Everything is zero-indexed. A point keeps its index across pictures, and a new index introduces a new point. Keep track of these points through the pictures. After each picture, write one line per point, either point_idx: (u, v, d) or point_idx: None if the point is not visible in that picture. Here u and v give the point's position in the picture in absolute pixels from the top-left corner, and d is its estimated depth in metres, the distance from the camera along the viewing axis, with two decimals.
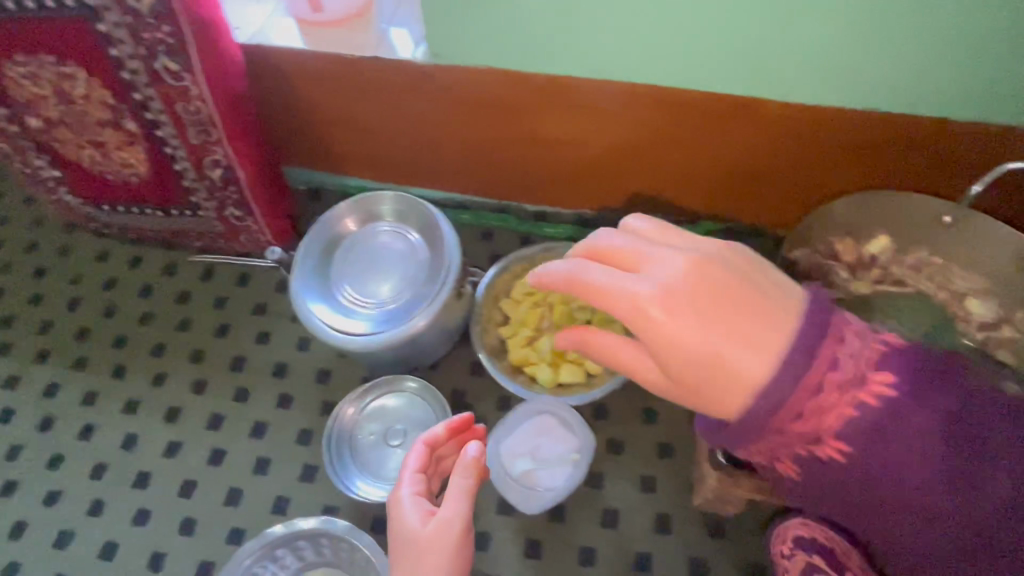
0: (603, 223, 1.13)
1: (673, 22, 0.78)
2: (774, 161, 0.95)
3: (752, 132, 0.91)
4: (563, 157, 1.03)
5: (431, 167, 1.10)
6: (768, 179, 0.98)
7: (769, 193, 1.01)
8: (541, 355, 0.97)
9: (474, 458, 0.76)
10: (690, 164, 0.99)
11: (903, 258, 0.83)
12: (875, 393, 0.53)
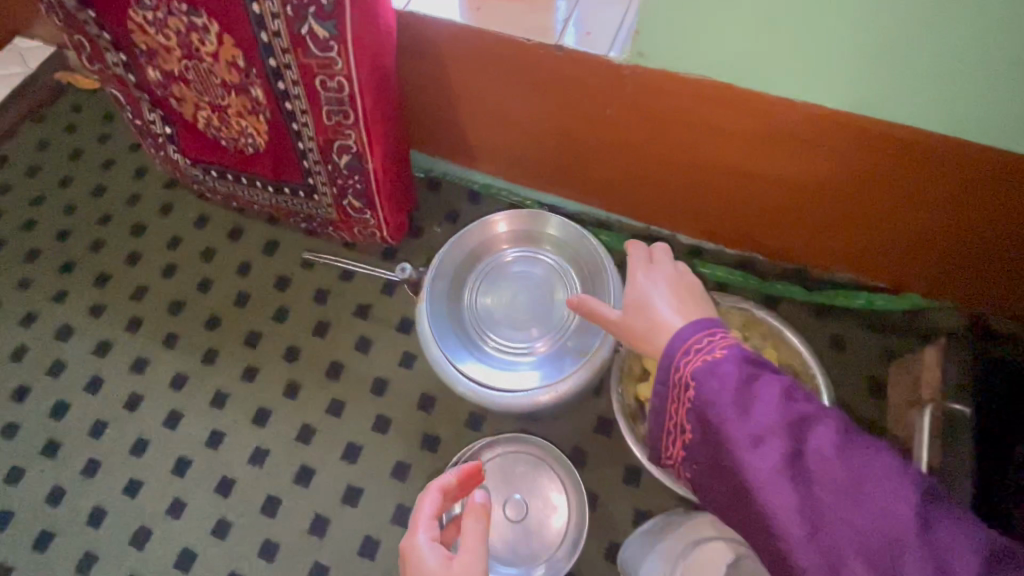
0: (773, 275, 0.94)
1: (999, 63, 0.55)
2: (998, 225, 0.71)
3: (998, 197, 0.67)
4: (752, 195, 0.82)
5: (570, 174, 0.93)
6: (988, 246, 0.75)
7: (991, 264, 0.77)
8: None
9: (483, 504, 0.63)
10: (923, 233, 0.77)
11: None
12: (720, 361, 0.51)
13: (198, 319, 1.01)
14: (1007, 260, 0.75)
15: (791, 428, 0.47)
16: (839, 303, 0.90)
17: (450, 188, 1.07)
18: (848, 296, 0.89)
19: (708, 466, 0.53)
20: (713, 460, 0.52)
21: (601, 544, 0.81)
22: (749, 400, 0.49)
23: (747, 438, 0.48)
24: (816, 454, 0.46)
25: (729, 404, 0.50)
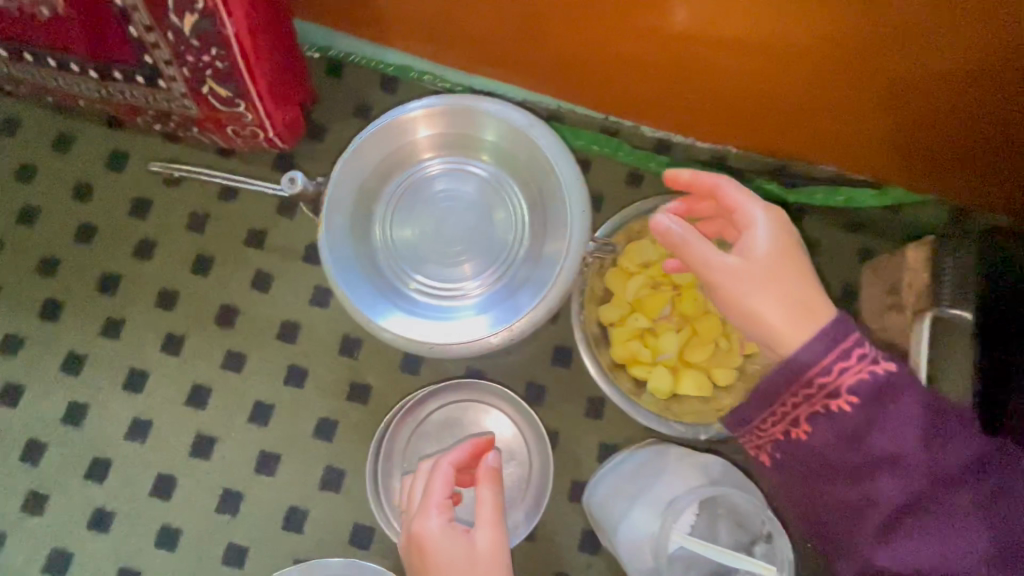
0: (747, 171, 0.81)
1: None
2: (920, 85, 0.60)
3: (897, 51, 0.57)
4: (800, 70, 0.63)
5: (493, 48, 0.74)
6: (911, 113, 0.64)
7: (926, 137, 0.67)
8: (658, 356, 0.71)
9: (495, 470, 0.55)
10: (869, 119, 0.67)
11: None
12: (883, 378, 0.43)
13: (27, 262, 0.76)
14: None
15: (960, 466, 0.43)
16: (816, 202, 0.81)
17: (356, 75, 0.83)
18: (829, 196, 0.79)
19: (798, 469, 0.48)
20: (808, 465, 0.47)
21: (564, 485, 0.72)
22: (887, 434, 0.43)
23: (876, 460, 0.44)
24: (961, 498, 0.43)
25: (855, 432, 0.44)
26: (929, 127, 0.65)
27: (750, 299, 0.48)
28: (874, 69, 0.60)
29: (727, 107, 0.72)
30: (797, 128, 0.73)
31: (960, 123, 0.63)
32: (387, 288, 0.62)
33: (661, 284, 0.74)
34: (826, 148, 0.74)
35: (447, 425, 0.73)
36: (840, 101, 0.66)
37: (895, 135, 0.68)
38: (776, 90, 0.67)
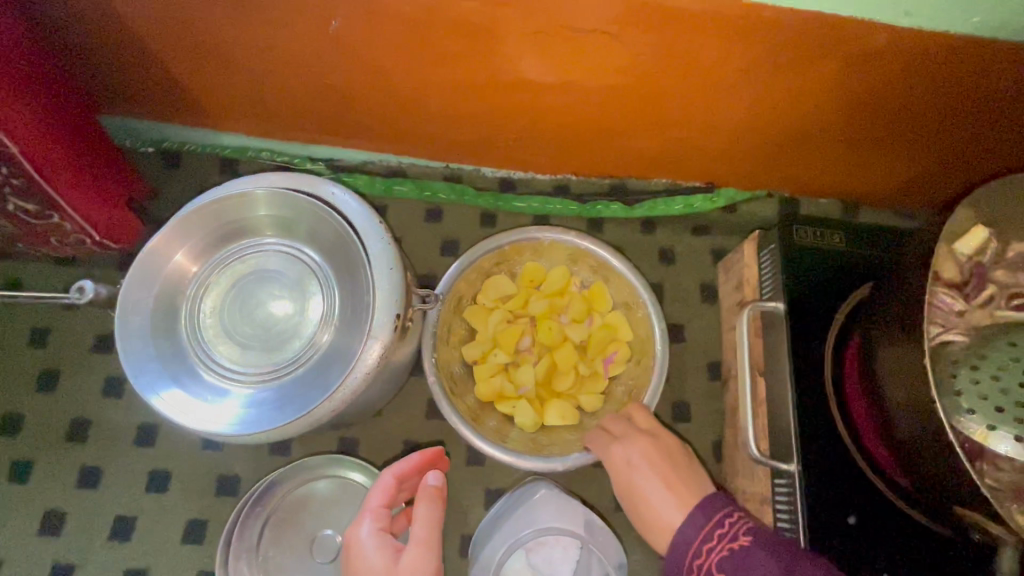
0: (591, 192, 0.85)
1: None
2: (702, 99, 0.65)
3: (670, 72, 0.62)
4: (611, 92, 0.66)
5: (317, 118, 0.75)
6: (707, 123, 0.69)
7: (728, 140, 0.72)
8: (522, 390, 0.72)
9: (437, 488, 0.53)
10: (675, 133, 0.72)
11: (1005, 255, 0.54)
12: (743, 550, 0.48)
13: None
14: (926, 122, 0.65)
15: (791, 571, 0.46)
16: (659, 213, 0.84)
17: (194, 162, 0.83)
18: (669, 205, 0.83)
19: None
20: None
21: (453, 542, 0.70)
22: None
23: None
24: None
25: None
26: (728, 132, 0.71)
27: (642, 494, 0.58)
28: (659, 88, 0.64)
29: (552, 140, 0.76)
30: (621, 149, 0.77)
31: (751, 125, 0.69)
32: (201, 390, 0.58)
33: (518, 317, 0.76)
34: (651, 162, 0.79)
35: (287, 519, 0.67)
36: (643, 120, 0.70)
37: (704, 142, 0.73)
38: (586, 119, 0.71)
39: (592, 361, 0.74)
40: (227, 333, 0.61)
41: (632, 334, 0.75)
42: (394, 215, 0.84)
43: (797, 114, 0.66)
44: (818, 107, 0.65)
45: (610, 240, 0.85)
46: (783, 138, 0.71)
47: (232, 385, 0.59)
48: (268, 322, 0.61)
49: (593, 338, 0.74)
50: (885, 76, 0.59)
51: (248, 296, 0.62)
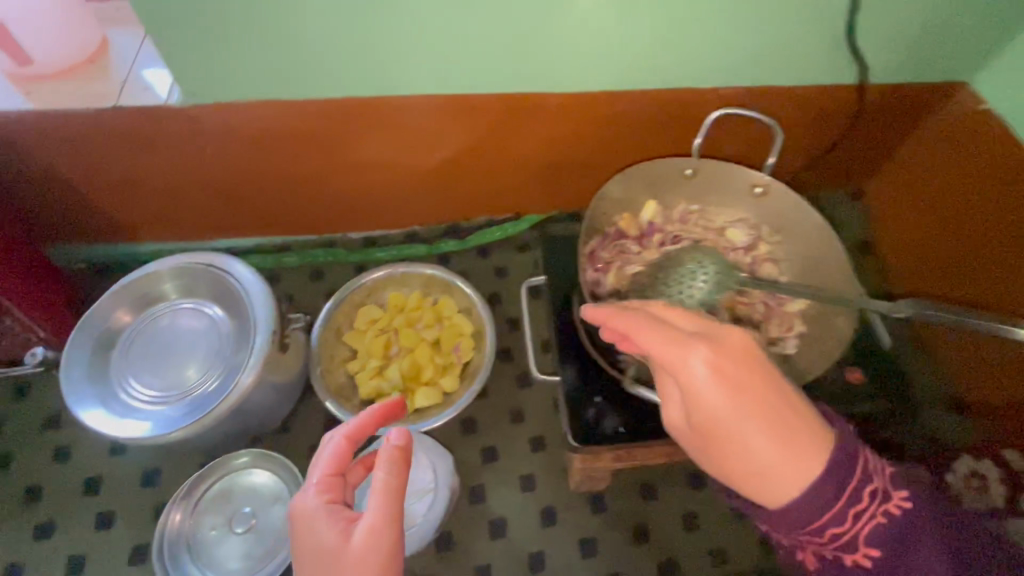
0: (434, 236, 1.13)
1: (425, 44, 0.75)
2: (480, 158, 0.97)
3: (450, 140, 0.93)
4: (415, 163, 0.97)
5: (217, 215, 1.02)
6: (493, 173, 1.01)
7: (515, 183, 1.03)
8: (392, 383, 0.94)
9: (398, 446, 0.54)
10: (476, 183, 1.03)
11: (669, 215, 0.85)
12: (899, 513, 0.46)
13: None
14: (627, 151, 0.98)
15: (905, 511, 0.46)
16: (486, 241, 1.12)
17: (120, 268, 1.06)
18: (490, 233, 1.11)
19: None
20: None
21: None
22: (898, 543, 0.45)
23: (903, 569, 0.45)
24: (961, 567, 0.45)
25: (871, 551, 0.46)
26: (508, 177, 1.02)
27: (744, 443, 0.45)
28: (448, 153, 0.96)
29: (394, 203, 1.05)
30: (445, 201, 1.07)
31: (523, 170, 1.00)
32: (123, 410, 0.76)
33: (386, 331, 0.99)
34: (472, 207, 1.09)
35: (224, 496, 0.84)
36: (450, 177, 1.01)
37: (499, 187, 1.04)
38: (412, 183, 1.01)
39: (445, 353, 0.98)
40: (148, 370, 0.81)
41: (473, 327, 0.99)
42: (286, 280, 1.09)
43: (547, 158, 0.97)
44: (554, 152, 0.96)
45: (457, 268, 1.12)
46: (548, 176, 1.02)
47: (142, 407, 0.77)
48: (180, 361, 0.83)
49: (444, 335, 0.98)
50: (583, 125, 0.92)
51: (168, 341, 0.84)
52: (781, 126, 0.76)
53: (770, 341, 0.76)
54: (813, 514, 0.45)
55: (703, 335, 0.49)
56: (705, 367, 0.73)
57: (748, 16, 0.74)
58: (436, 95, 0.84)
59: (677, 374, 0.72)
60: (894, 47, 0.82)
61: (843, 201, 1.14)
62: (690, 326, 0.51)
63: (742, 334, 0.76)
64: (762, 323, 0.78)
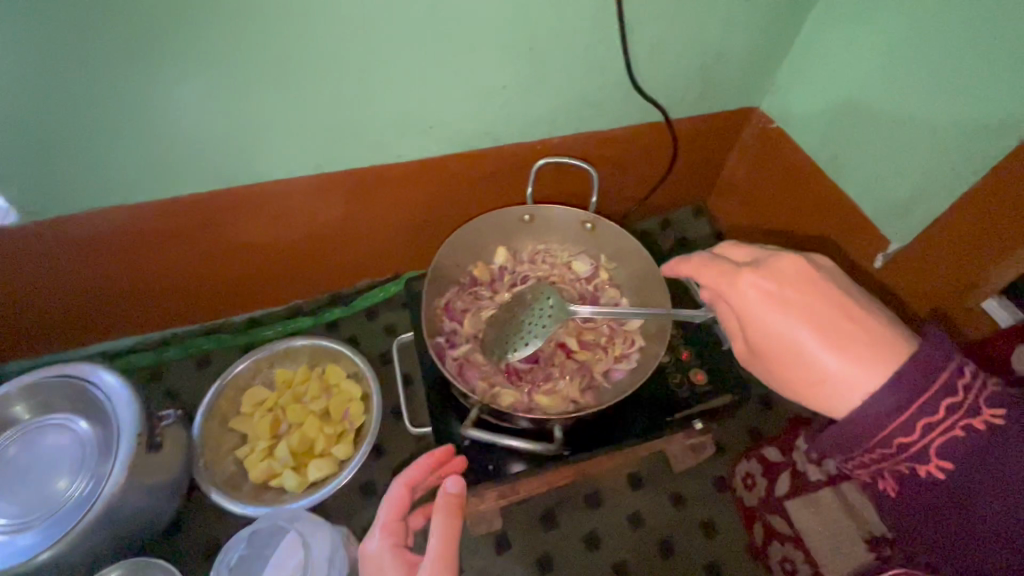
0: (318, 306, 1.16)
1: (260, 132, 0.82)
2: (348, 225, 1.03)
3: (315, 213, 0.98)
4: (283, 243, 1.02)
5: (89, 322, 1.00)
6: (364, 238, 1.06)
7: (386, 244, 1.09)
8: (282, 462, 0.94)
9: (454, 492, 0.59)
10: (350, 251, 1.08)
11: (519, 258, 0.96)
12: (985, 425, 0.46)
13: None
14: (483, 202, 1.07)
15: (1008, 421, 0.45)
16: (371, 303, 1.16)
17: None
18: (373, 295, 1.15)
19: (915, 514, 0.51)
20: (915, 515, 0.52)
21: None
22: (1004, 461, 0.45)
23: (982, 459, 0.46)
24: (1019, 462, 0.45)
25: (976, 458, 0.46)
26: (379, 241, 1.08)
27: (813, 355, 0.52)
28: (317, 226, 1.01)
29: (275, 280, 1.08)
30: (325, 272, 1.11)
31: (391, 232, 1.07)
32: None
33: (274, 410, 1.00)
34: (352, 275, 1.13)
35: None
36: (325, 248, 1.06)
37: (373, 251, 1.10)
38: (288, 259, 1.05)
39: (337, 421, 0.99)
40: (10, 495, 0.79)
41: (361, 390, 1.02)
42: (170, 375, 1.07)
43: (409, 216, 1.04)
44: (414, 209, 1.03)
45: (346, 333, 1.15)
46: (416, 234, 1.09)
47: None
48: (44, 480, 0.81)
49: (333, 403, 1.00)
50: (434, 185, 1.00)
51: (32, 461, 0.83)
52: (592, 166, 0.92)
53: (617, 359, 0.83)
54: (878, 419, 0.48)
55: (760, 268, 0.57)
56: (558, 395, 0.79)
57: (543, 73, 0.87)
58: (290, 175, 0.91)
59: (532, 408, 0.78)
60: (677, 84, 0.97)
61: (689, 218, 1.28)
62: (754, 261, 0.59)
63: (590, 358, 0.83)
64: (609, 344, 0.84)
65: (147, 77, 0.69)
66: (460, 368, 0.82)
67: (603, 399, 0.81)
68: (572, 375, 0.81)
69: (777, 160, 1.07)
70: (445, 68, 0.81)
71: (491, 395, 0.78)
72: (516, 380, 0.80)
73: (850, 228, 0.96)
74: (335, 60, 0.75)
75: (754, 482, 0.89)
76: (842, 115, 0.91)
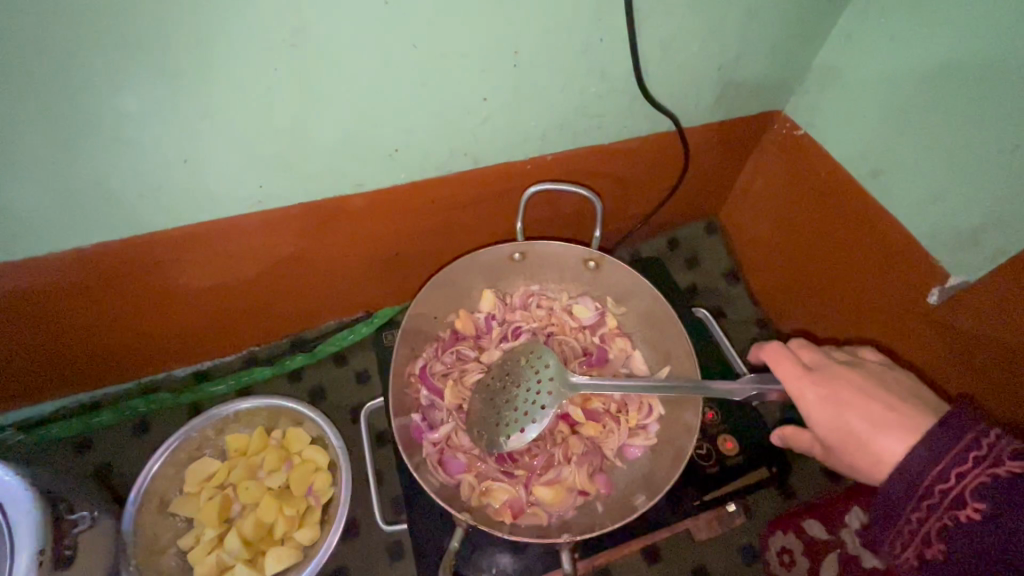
0: (277, 353, 1.00)
1: (181, 169, 0.65)
2: (309, 266, 0.87)
3: (267, 254, 0.82)
4: (227, 290, 0.85)
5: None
6: (327, 277, 0.91)
7: (355, 282, 0.93)
8: (234, 554, 0.78)
9: None
10: (314, 292, 0.93)
11: (511, 301, 0.84)
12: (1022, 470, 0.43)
13: None
14: (465, 229, 0.91)
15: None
16: (339, 347, 1.00)
17: None
18: (339, 338, 0.99)
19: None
20: None
21: None
22: None
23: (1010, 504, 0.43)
24: None
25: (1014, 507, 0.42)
26: (347, 279, 0.92)
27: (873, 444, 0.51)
28: (272, 269, 0.85)
29: (226, 329, 0.92)
30: (285, 316, 0.95)
31: (361, 268, 0.91)
32: None
33: (224, 487, 0.84)
34: (318, 315, 0.98)
35: None
36: (283, 291, 0.90)
37: (341, 291, 0.94)
38: (241, 306, 0.89)
39: (299, 497, 0.83)
40: None
41: (328, 458, 0.86)
42: (103, 444, 0.91)
43: (379, 250, 0.88)
44: (385, 242, 0.87)
45: (312, 383, 0.98)
46: (389, 268, 0.93)
47: None
48: None
49: (294, 476, 0.84)
50: (407, 215, 0.84)
51: None
52: (594, 194, 0.77)
53: (632, 432, 0.74)
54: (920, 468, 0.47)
55: (821, 370, 0.57)
56: (562, 487, 0.68)
57: (533, 80, 0.71)
58: (225, 214, 0.74)
59: (532, 502, 0.68)
60: (693, 87, 0.81)
61: (700, 235, 1.14)
62: (816, 362, 0.59)
63: (599, 434, 0.73)
64: (622, 413, 0.74)
65: (13, 105, 0.52)
66: (441, 455, 0.71)
67: (617, 483, 0.72)
68: (580, 459, 0.71)
69: (816, 222, 0.93)
70: (410, 80, 0.65)
71: (480, 492, 0.68)
72: (510, 469, 0.69)
73: (887, 318, 0.84)
74: (268, 75, 0.59)
75: (794, 560, 0.76)
76: (892, 121, 0.76)
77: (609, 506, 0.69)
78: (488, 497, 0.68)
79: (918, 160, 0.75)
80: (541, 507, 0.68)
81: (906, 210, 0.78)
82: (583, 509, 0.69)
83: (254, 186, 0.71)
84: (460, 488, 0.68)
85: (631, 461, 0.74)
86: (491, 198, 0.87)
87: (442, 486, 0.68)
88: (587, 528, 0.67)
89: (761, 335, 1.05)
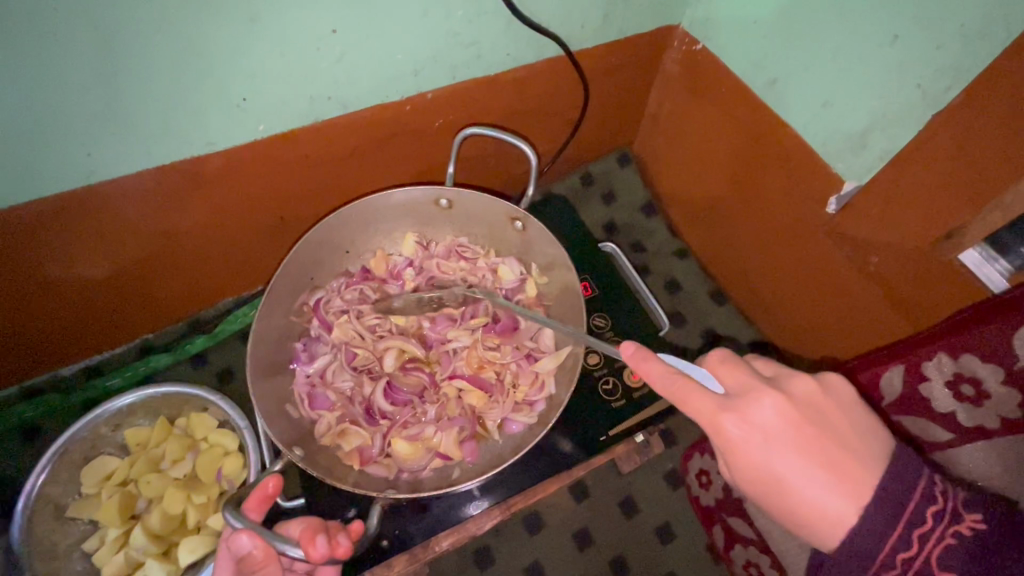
0: (174, 338, 0.93)
1: None
2: (190, 242, 0.80)
3: (135, 232, 0.74)
4: (98, 277, 0.77)
5: None
6: (211, 250, 0.83)
7: (244, 251, 0.87)
8: (143, 551, 0.75)
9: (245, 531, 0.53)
10: (205, 268, 0.86)
11: (432, 249, 0.77)
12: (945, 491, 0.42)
13: None
14: (355, 184, 0.85)
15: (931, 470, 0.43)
16: (243, 323, 0.95)
17: None
18: (243, 315, 0.94)
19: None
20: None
21: None
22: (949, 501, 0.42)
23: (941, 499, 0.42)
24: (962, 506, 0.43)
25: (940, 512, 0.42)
26: (236, 248, 0.85)
27: (789, 492, 0.43)
28: (148, 248, 0.77)
29: (114, 319, 0.85)
30: (177, 297, 0.89)
31: (247, 235, 0.84)
32: None
33: (127, 484, 0.80)
34: (212, 292, 0.92)
35: None
36: (168, 272, 0.83)
37: (232, 264, 0.88)
38: (124, 292, 0.82)
39: (209, 483, 0.80)
40: None
41: (235, 440, 0.82)
42: None
43: (261, 215, 0.82)
44: (267, 206, 0.81)
45: (218, 366, 0.93)
46: (278, 232, 0.87)
47: None
48: None
49: (201, 463, 0.80)
50: (285, 174, 0.77)
51: None
52: (529, 147, 0.74)
53: (518, 407, 0.69)
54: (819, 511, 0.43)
55: (738, 401, 0.45)
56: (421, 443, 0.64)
57: (386, 6, 0.63)
58: (57, 189, 0.64)
59: (387, 453, 0.65)
60: (575, 5, 0.75)
61: (614, 168, 1.09)
62: (738, 389, 0.46)
63: (480, 404, 0.68)
64: (512, 386, 0.69)
65: None
66: (313, 389, 0.68)
67: (485, 454, 0.67)
68: (450, 423, 0.66)
69: (742, 188, 0.90)
70: (234, 17, 0.56)
71: (336, 433, 0.65)
72: (375, 417, 0.66)
73: (785, 288, 0.89)
74: (53, 20, 0.50)
75: (710, 480, 0.77)
76: (781, 23, 0.73)
77: (466, 472, 0.65)
78: (343, 439, 0.65)
79: (810, 65, 0.71)
80: (395, 460, 0.65)
81: (801, 119, 0.76)
82: (439, 470, 0.65)
83: (83, 155, 0.62)
84: (316, 426, 0.66)
85: (508, 436, 0.68)
86: (374, 147, 0.80)
87: (298, 421, 0.65)
88: (437, 486, 0.64)
89: (680, 264, 1.04)
